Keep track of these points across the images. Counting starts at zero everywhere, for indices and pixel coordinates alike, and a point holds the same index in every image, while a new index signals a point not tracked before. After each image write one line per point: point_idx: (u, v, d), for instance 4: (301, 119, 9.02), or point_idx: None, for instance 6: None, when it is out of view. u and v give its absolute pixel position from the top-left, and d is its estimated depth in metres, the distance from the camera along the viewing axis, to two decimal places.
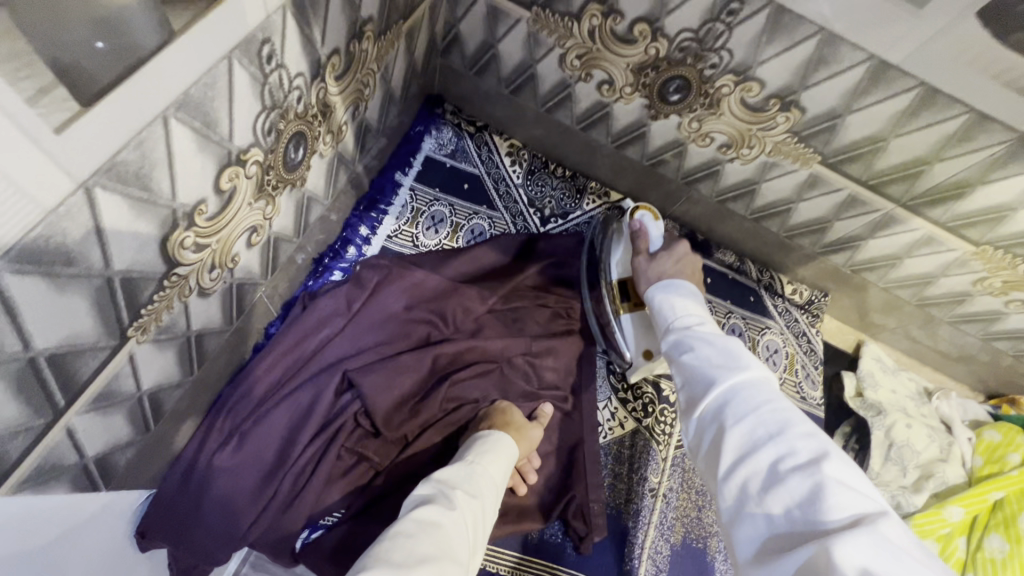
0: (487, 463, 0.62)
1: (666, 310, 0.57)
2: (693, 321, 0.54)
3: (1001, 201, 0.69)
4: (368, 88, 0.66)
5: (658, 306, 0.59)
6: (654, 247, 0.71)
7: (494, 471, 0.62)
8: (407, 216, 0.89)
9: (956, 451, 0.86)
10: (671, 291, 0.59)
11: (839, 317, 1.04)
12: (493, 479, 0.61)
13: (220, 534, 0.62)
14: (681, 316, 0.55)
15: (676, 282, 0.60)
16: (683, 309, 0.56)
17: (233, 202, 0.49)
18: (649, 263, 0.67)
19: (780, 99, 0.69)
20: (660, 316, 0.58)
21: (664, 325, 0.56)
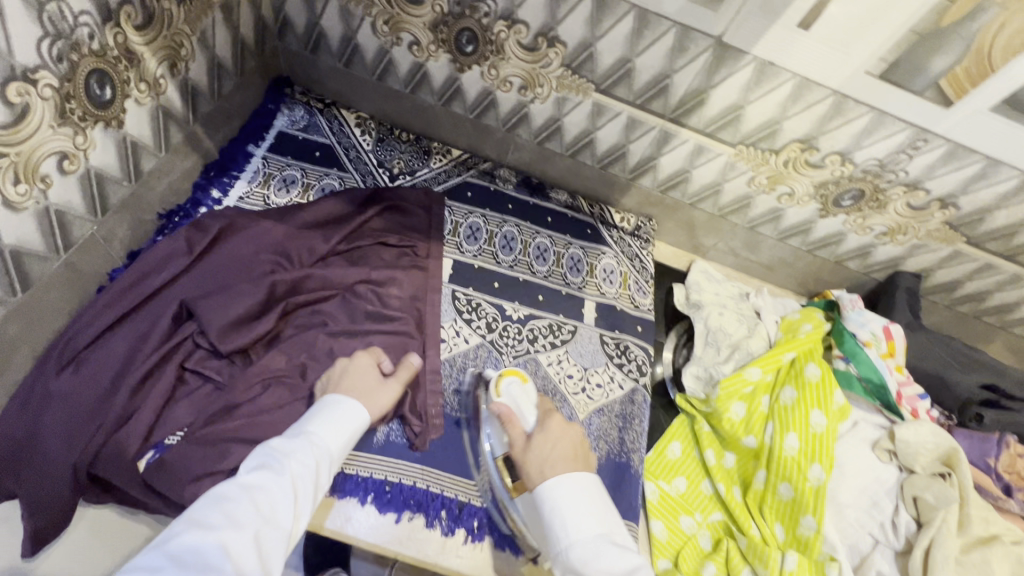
0: (340, 422, 0.66)
1: (565, 523, 0.59)
2: (591, 529, 0.59)
3: (730, 102, 0.85)
4: (184, 48, 0.77)
5: (546, 510, 0.61)
6: (529, 426, 0.73)
7: (343, 428, 0.66)
8: (259, 180, 0.96)
9: (761, 329, 0.99)
10: (565, 494, 0.61)
11: (672, 243, 1.18)
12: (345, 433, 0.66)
13: (58, 451, 0.67)
14: (574, 536, 0.58)
15: (564, 477, 0.62)
16: (577, 523, 0.59)
17: (29, 119, 0.57)
18: (524, 450, 0.68)
19: (545, 37, 0.84)
20: (556, 526, 0.59)
21: (559, 532, 0.59)
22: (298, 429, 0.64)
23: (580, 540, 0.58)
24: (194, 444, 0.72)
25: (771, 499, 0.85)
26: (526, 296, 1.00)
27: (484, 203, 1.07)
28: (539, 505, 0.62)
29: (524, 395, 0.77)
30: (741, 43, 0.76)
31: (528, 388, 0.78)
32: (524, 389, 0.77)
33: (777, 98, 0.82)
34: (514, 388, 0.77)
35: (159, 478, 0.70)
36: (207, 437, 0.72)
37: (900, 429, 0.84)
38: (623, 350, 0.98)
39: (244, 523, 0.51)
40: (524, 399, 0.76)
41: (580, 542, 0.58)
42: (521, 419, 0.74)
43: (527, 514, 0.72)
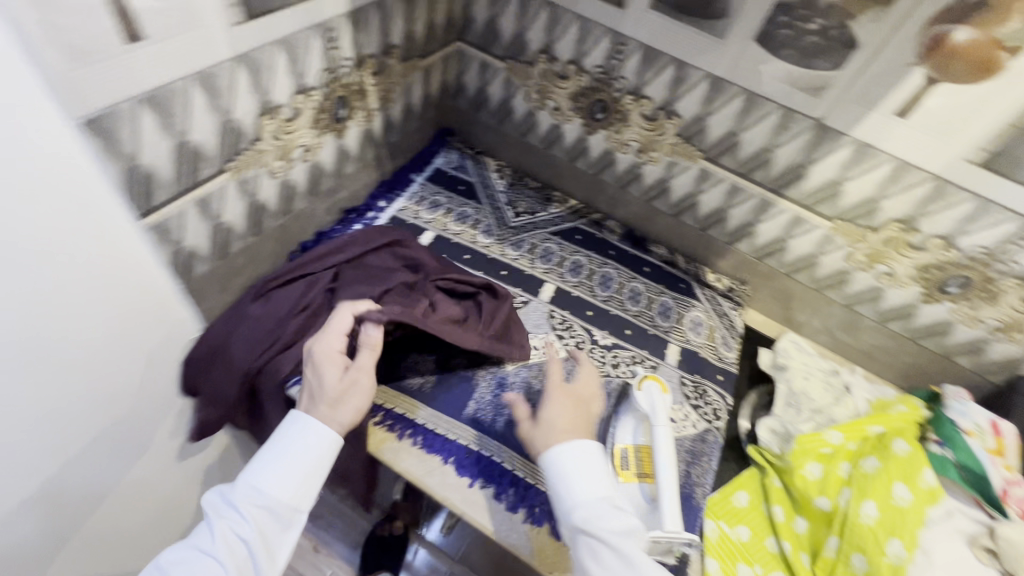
0: (283, 466, 0.68)
1: (581, 482, 0.74)
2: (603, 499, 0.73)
3: (829, 178, 0.94)
4: (393, 93, 1.06)
5: (548, 470, 0.76)
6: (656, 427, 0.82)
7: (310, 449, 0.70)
8: (415, 199, 1.21)
9: (849, 401, 0.99)
10: (563, 454, 0.76)
11: (764, 311, 1.23)
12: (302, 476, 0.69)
13: (237, 358, 0.85)
14: (581, 495, 0.73)
15: (576, 444, 0.77)
16: (575, 480, 0.74)
17: (298, 119, 0.85)
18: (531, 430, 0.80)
19: (664, 110, 1.02)
20: (569, 480, 0.75)
21: (575, 489, 0.74)
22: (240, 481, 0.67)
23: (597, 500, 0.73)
24: None
25: (842, 569, 0.80)
26: (615, 327, 1.10)
27: (589, 246, 1.22)
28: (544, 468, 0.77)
29: (661, 400, 0.84)
30: (840, 126, 0.87)
31: (667, 398, 0.85)
32: (661, 394, 0.85)
33: (876, 178, 0.90)
34: (653, 393, 0.85)
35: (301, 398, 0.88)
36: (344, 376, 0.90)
37: (1004, 528, 0.77)
38: (700, 393, 1.02)
39: None
40: (661, 405, 0.84)
41: (596, 502, 0.73)
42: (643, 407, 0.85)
43: (628, 505, 0.81)
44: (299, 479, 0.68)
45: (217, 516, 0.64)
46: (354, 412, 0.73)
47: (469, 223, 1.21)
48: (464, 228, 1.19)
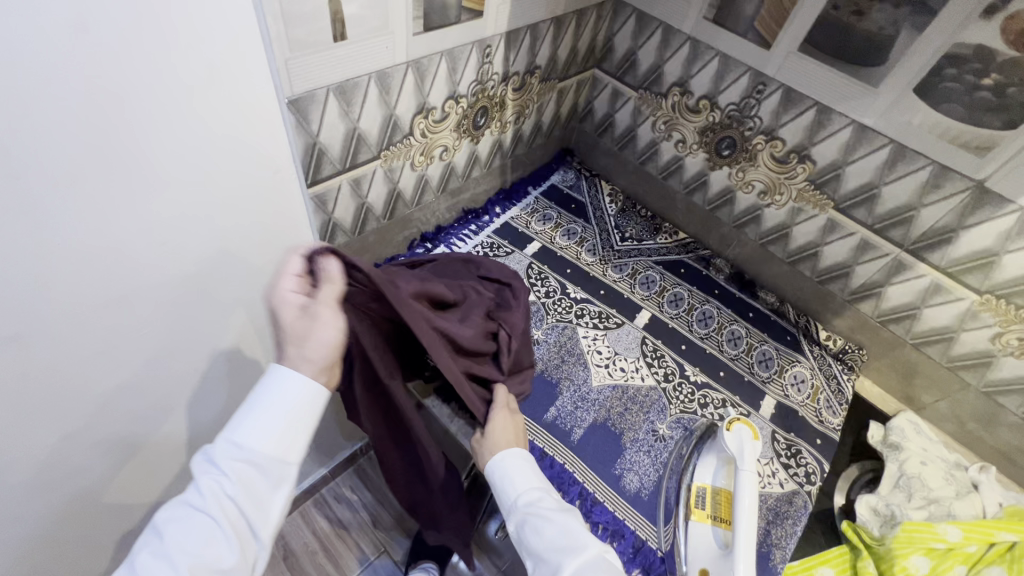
0: (269, 415, 0.51)
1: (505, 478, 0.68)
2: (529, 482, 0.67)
3: (984, 246, 0.85)
4: (527, 109, 1.14)
5: (497, 477, 0.69)
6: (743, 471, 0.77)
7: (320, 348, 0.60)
8: (528, 210, 1.28)
9: (975, 500, 0.87)
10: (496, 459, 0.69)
11: (881, 383, 1.12)
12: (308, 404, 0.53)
13: None
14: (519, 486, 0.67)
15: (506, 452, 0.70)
16: (519, 479, 0.67)
17: (445, 122, 0.95)
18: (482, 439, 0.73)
19: (797, 154, 0.99)
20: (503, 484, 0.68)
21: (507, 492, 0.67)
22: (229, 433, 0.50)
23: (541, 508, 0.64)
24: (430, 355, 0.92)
25: None
26: (709, 366, 1.07)
27: (693, 281, 1.20)
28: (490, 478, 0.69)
29: (752, 446, 0.80)
30: (1005, 191, 0.80)
31: (757, 446, 0.81)
32: (752, 441, 0.81)
33: None
34: (744, 437, 0.81)
35: None
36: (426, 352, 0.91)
37: None
38: (794, 453, 0.95)
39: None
40: (751, 451, 0.79)
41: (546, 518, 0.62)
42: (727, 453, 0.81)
43: (696, 544, 0.78)
44: (292, 427, 0.51)
45: (202, 478, 0.48)
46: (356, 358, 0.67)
47: (575, 239, 1.24)
48: (570, 244, 1.23)
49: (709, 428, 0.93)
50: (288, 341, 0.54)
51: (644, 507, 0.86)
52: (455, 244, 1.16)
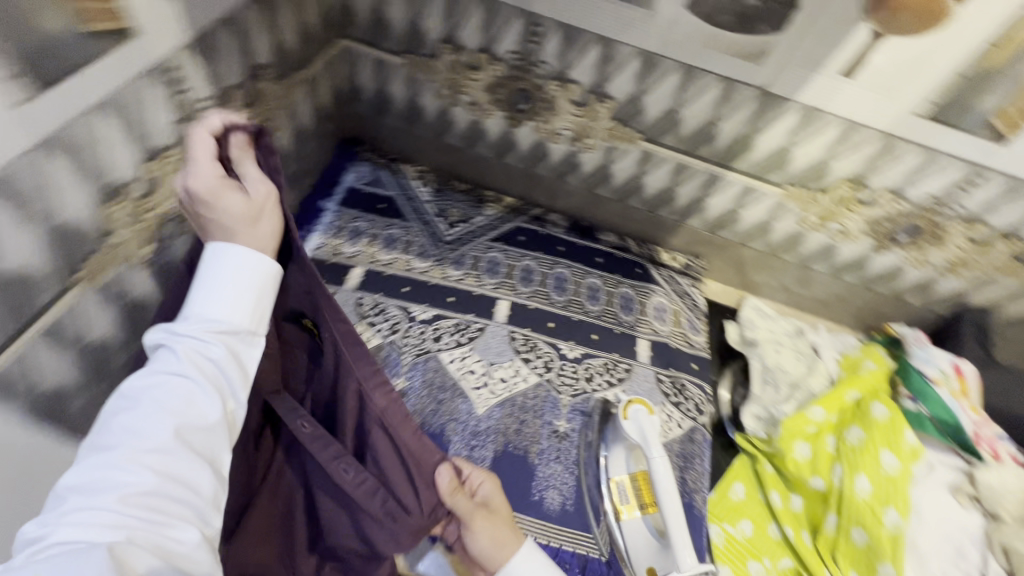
0: (237, 281, 0.54)
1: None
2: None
3: (777, 146, 0.88)
4: (275, 120, 0.87)
5: None
6: (653, 456, 0.77)
7: (246, 279, 0.54)
8: (332, 231, 1.05)
9: (822, 366, 0.97)
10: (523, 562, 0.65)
11: (722, 280, 1.20)
12: (252, 309, 0.54)
13: None
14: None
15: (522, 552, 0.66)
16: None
17: (159, 191, 0.67)
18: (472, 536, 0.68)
19: (595, 94, 0.90)
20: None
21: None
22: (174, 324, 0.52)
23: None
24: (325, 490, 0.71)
25: (845, 545, 0.82)
26: (581, 335, 1.03)
27: (536, 247, 1.12)
28: None
29: (651, 424, 0.80)
30: (785, 92, 0.80)
31: (655, 419, 0.81)
32: (649, 417, 0.81)
33: (824, 140, 0.85)
34: (641, 417, 0.80)
35: None
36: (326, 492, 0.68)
37: (981, 473, 0.81)
38: (679, 388, 0.99)
39: (163, 503, 0.45)
40: (652, 430, 0.79)
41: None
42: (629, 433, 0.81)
43: (636, 543, 0.78)
44: (254, 302, 0.55)
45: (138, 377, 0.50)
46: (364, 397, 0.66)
47: (399, 248, 1.06)
48: (395, 257, 1.05)
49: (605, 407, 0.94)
50: (251, 222, 0.54)
51: (574, 520, 0.82)
52: None
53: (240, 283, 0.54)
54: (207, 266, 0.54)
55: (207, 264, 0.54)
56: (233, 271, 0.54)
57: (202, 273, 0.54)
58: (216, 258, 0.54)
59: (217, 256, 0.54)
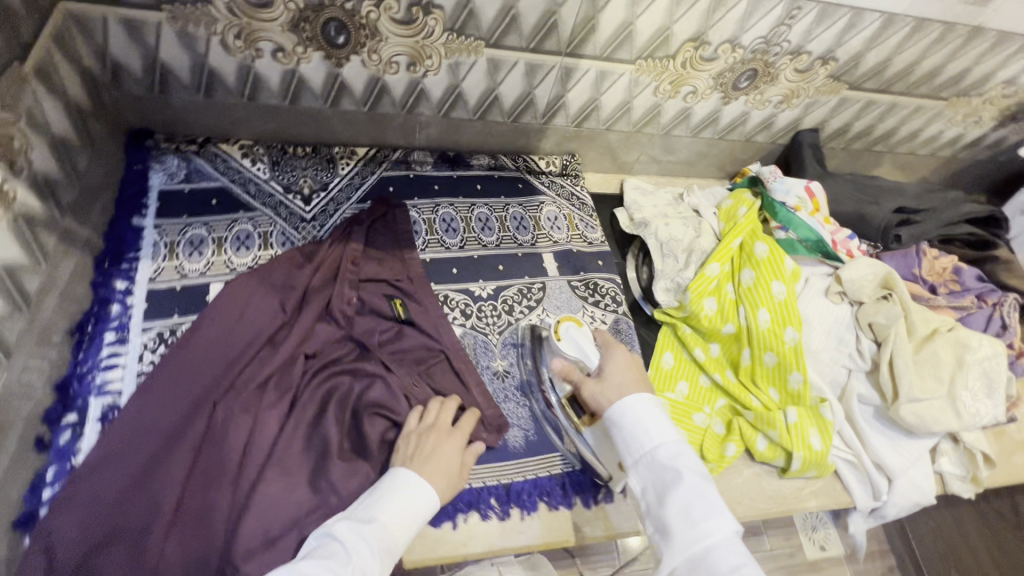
0: (409, 497, 0.67)
1: (642, 431, 0.69)
2: (672, 450, 0.68)
3: (621, 21, 0.84)
4: (17, 140, 0.64)
5: (632, 424, 0.69)
6: (596, 364, 0.81)
7: (409, 517, 0.66)
8: (163, 252, 0.87)
9: (706, 226, 1.05)
10: (635, 403, 0.70)
11: (598, 169, 1.20)
12: (410, 523, 0.65)
13: (160, 462, 0.68)
14: (659, 440, 0.68)
15: (639, 398, 0.71)
16: (657, 434, 0.69)
17: None
18: (599, 384, 0.76)
19: (418, 6, 0.78)
20: (634, 435, 0.69)
21: (638, 446, 0.69)
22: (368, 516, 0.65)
23: (687, 485, 0.64)
24: (293, 432, 0.74)
25: (761, 370, 0.94)
26: (487, 271, 0.99)
27: (410, 195, 1.03)
28: (622, 424, 0.70)
29: (584, 337, 0.85)
30: None
31: (583, 331, 0.88)
32: (581, 332, 0.87)
33: (663, 5, 0.83)
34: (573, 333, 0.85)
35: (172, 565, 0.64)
36: (303, 418, 0.75)
37: (845, 272, 0.95)
38: (593, 288, 1.02)
39: None
40: (586, 341, 0.85)
41: (686, 500, 0.63)
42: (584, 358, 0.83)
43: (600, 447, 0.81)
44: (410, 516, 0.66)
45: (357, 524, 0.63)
46: (445, 471, 0.72)
47: (259, 244, 0.92)
48: (256, 255, 0.91)
49: (535, 333, 0.93)
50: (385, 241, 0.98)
51: (540, 447, 0.86)
52: (110, 382, 0.75)
53: (392, 509, 0.66)
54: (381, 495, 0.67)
55: (383, 491, 0.68)
56: (395, 504, 0.66)
57: (386, 488, 0.68)
58: (383, 489, 0.68)
59: (396, 479, 0.69)
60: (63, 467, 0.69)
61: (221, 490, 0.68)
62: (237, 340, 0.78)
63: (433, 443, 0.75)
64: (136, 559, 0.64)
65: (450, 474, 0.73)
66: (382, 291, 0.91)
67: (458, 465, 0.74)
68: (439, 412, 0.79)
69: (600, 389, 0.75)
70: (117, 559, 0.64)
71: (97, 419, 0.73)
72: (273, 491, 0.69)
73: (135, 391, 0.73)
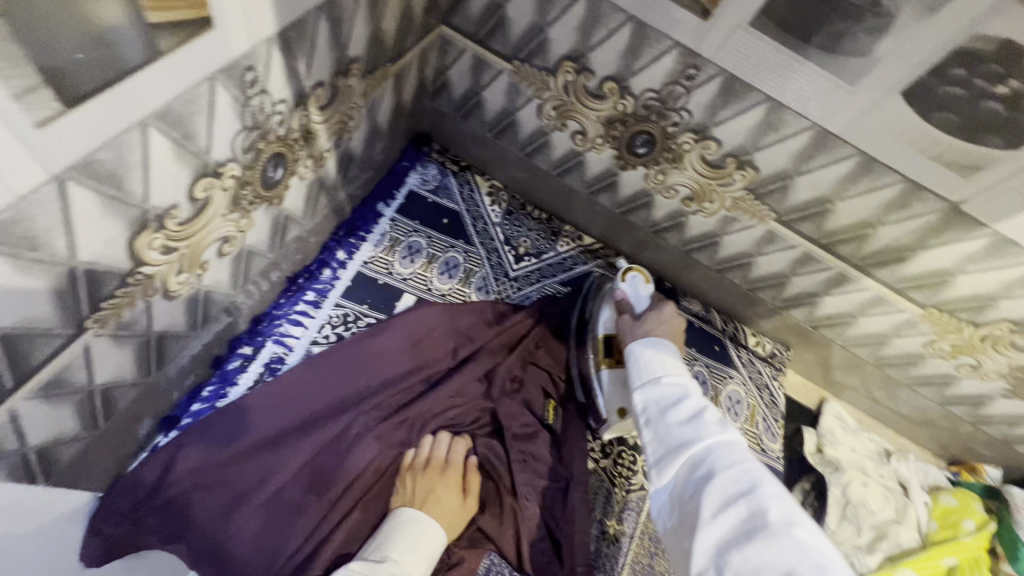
0: (420, 537, 0.65)
1: (654, 361, 0.61)
2: (677, 375, 0.58)
3: (941, 267, 0.73)
4: (352, 120, 0.71)
5: (642, 356, 0.63)
6: (641, 309, 0.76)
7: (421, 555, 0.63)
8: (385, 244, 0.92)
9: (912, 513, 0.85)
10: (659, 343, 0.63)
11: (802, 372, 1.06)
12: (425, 562, 0.63)
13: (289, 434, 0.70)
14: (672, 370, 0.59)
15: (664, 340, 0.64)
16: (671, 366, 0.60)
17: (206, 211, 0.52)
18: (634, 323, 0.72)
19: (736, 158, 0.75)
20: (648, 365, 0.61)
21: (648, 373, 0.60)
22: (379, 554, 0.62)
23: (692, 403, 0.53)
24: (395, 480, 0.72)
25: None
26: None
27: None
28: (632, 355, 0.64)
29: (646, 289, 0.79)
30: (984, 216, 0.65)
31: (650, 289, 0.81)
32: (647, 285, 0.80)
33: (1005, 276, 0.69)
34: (637, 281, 0.80)
35: (239, 544, 0.64)
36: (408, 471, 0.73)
37: None
38: None
39: None
40: (646, 294, 0.79)
41: (689, 408, 0.53)
42: (633, 301, 0.78)
43: (610, 387, 0.78)
44: (421, 560, 0.63)
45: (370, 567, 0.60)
46: (448, 513, 0.69)
47: (459, 277, 0.94)
48: (453, 286, 0.93)
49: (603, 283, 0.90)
50: None
51: None
52: (289, 335, 0.80)
53: (407, 555, 0.62)
54: (384, 542, 0.64)
55: (392, 525, 0.66)
56: (406, 540, 0.64)
57: (390, 523, 0.66)
58: (395, 525, 0.65)
59: (399, 518, 0.66)
60: (219, 391, 0.73)
61: (318, 498, 0.68)
62: (401, 363, 0.78)
63: (428, 484, 0.70)
64: (224, 517, 0.65)
65: (448, 515, 0.69)
66: (541, 385, 0.86)
67: (457, 504, 0.70)
68: (435, 449, 0.74)
69: (629, 326, 0.72)
70: (210, 508, 0.65)
71: (263, 363, 0.77)
72: (357, 528, 0.68)
73: (304, 360, 0.76)
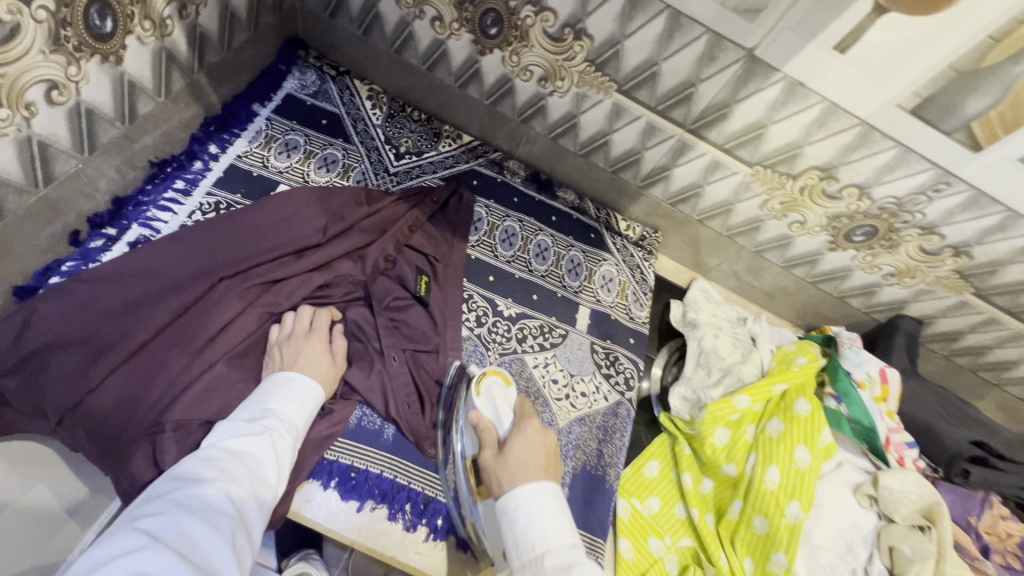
0: (301, 394, 0.69)
1: (532, 529, 0.60)
2: (562, 554, 0.58)
3: (754, 120, 0.82)
4: None
5: (518, 514, 0.61)
6: (505, 431, 0.73)
7: (302, 404, 0.68)
8: (260, 140, 0.93)
9: (755, 357, 0.97)
10: (531, 494, 0.62)
11: (675, 257, 1.15)
12: (306, 411, 0.68)
13: (151, 303, 0.71)
14: (551, 542, 0.59)
15: (535, 485, 0.62)
16: (549, 532, 0.59)
17: (21, 37, 0.55)
18: (498, 458, 0.67)
19: (572, 28, 0.81)
20: (523, 532, 0.60)
21: (529, 550, 0.59)
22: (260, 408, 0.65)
23: None
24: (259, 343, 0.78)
25: (744, 532, 0.82)
26: (520, 295, 0.95)
27: (488, 195, 1.03)
28: (502, 511, 0.62)
29: (506, 405, 0.77)
30: (774, 59, 0.73)
31: (510, 392, 0.79)
32: (507, 390, 0.78)
33: (803, 121, 0.79)
34: (494, 392, 0.77)
35: (99, 401, 0.66)
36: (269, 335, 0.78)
37: (885, 476, 0.81)
38: (612, 360, 0.96)
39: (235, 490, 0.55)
40: (506, 410, 0.76)
41: None
42: (497, 422, 0.75)
43: (488, 519, 0.72)
44: (304, 409, 0.68)
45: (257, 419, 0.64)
46: (320, 370, 0.73)
47: (337, 172, 0.96)
48: (331, 179, 0.95)
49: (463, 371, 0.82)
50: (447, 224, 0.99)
51: None
52: (157, 220, 0.80)
53: (291, 407, 0.67)
54: (266, 396, 0.67)
55: (273, 384, 0.68)
56: (287, 395, 0.67)
57: (267, 387, 0.69)
58: (272, 387, 0.68)
59: (277, 380, 0.69)
60: (79, 266, 0.73)
61: (180, 359, 0.71)
62: (270, 240, 0.81)
63: (295, 349, 0.74)
64: (81, 373, 0.66)
65: (317, 373, 0.73)
66: (416, 265, 0.91)
67: (329, 365, 0.75)
68: (299, 321, 0.78)
69: (495, 467, 0.66)
70: (68, 364, 0.66)
71: (128, 243, 0.77)
72: (222, 379, 0.73)
73: (167, 234, 0.77)
